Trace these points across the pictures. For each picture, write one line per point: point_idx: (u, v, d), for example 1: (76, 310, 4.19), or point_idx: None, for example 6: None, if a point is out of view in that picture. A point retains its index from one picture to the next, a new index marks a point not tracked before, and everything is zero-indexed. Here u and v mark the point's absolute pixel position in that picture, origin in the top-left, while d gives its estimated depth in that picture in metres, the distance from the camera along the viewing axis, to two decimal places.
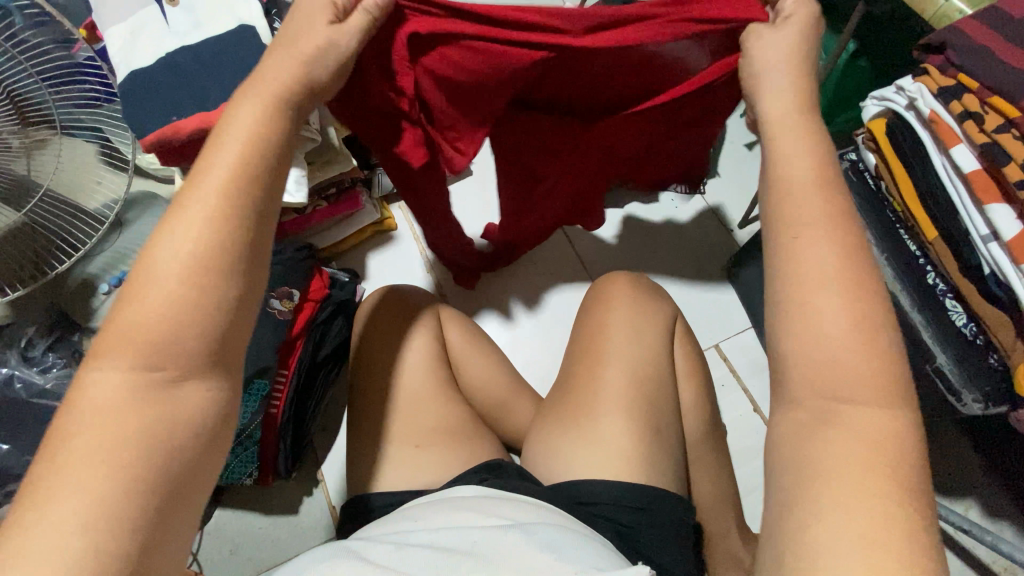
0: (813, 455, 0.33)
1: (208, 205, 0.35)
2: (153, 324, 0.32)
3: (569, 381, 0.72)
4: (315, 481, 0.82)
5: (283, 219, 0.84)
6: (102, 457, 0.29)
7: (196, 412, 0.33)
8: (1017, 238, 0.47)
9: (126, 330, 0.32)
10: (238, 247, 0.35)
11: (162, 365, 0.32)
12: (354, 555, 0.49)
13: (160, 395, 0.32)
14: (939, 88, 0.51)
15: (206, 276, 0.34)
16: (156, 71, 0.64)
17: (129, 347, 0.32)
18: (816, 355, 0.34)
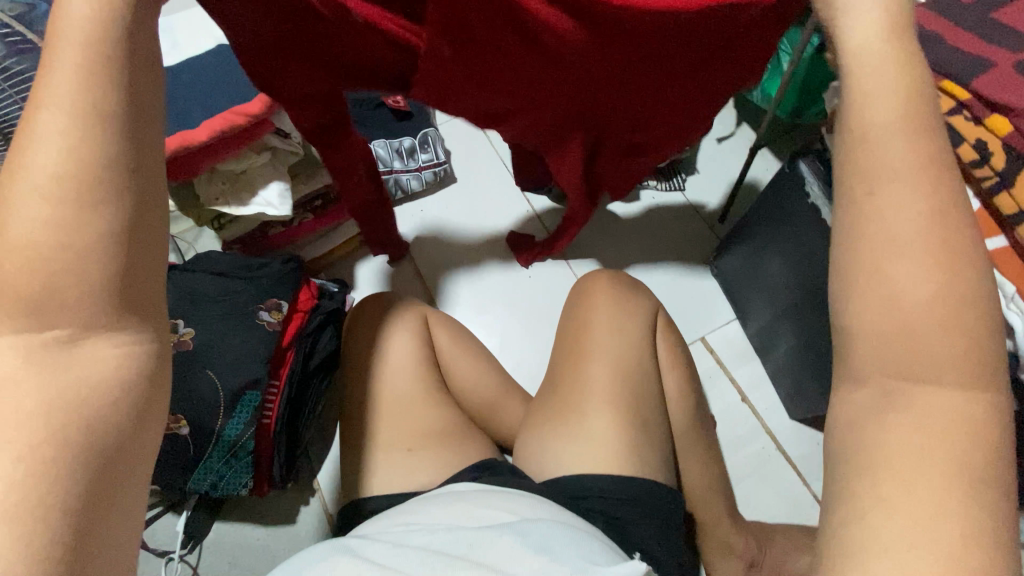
0: (878, 442, 0.29)
1: (99, 162, 0.29)
2: (20, 274, 0.27)
3: (556, 378, 0.73)
4: (311, 490, 0.83)
5: (271, 232, 0.86)
6: (12, 438, 0.26)
7: (100, 372, 0.29)
8: (976, 214, 0.49)
9: (27, 303, 0.27)
10: (111, 180, 0.29)
11: (53, 323, 0.28)
12: (350, 555, 0.50)
13: (55, 359, 0.28)
14: None
15: (67, 207, 0.28)
16: None
17: (7, 308, 0.27)
18: (891, 323, 0.29)
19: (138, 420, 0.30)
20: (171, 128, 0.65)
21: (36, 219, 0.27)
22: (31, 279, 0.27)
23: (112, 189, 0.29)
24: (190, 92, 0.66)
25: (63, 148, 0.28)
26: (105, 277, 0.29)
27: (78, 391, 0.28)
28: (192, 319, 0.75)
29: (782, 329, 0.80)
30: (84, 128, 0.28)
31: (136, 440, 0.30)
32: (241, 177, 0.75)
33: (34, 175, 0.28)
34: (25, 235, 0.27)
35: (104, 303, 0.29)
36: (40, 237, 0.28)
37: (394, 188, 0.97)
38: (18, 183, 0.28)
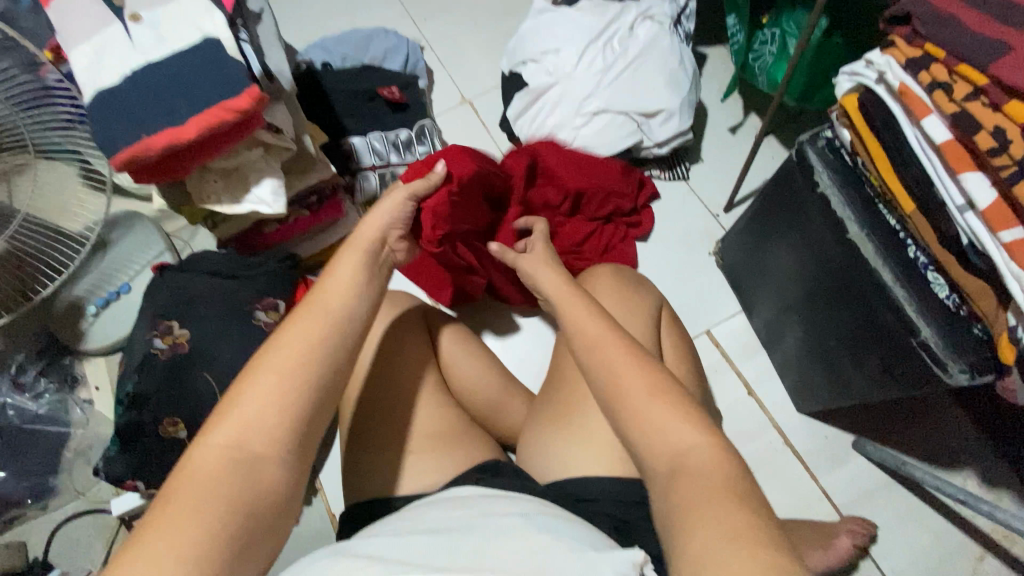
0: (674, 489, 0.42)
1: (323, 342, 0.43)
2: (259, 401, 0.40)
3: (559, 376, 0.71)
4: (314, 489, 0.83)
5: (266, 229, 0.85)
6: (206, 502, 0.37)
7: (276, 478, 0.40)
8: (991, 207, 0.47)
9: (255, 418, 0.40)
10: (322, 355, 0.43)
11: (262, 435, 0.40)
12: (344, 552, 0.48)
13: (258, 456, 0.40)
14: (907, 59, 0.51)
15: (296, 369, 0.42)
16: (123, 90, 0.63)
17: (242, 419, 0.40)
18: (643, 429, 0.46)
19: (276, 523, 0.40)
20: (159, 125, 0.62)
21: (274, 374, 0.41)
22: (269, 403, 0.41)
23: (316, 364, 0.42)
24: (175, 85, 0.63)
25: (306, 341, 0.43)
26: (301, 424, 0.41)
27: (249, 493, 0.38)
28: (187, 321, 0.74)
29: (789, 322, 0.79)
30: None
31: (268, 535, 0.39)
32: (234, 172, 0.73)
33: (284, 350, 0.42)
34: (271, 388, 0.41)
35: (293, 445, 0.41)
36: (276, 390, 0.41)
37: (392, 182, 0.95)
38: (274, 347, 0.43)
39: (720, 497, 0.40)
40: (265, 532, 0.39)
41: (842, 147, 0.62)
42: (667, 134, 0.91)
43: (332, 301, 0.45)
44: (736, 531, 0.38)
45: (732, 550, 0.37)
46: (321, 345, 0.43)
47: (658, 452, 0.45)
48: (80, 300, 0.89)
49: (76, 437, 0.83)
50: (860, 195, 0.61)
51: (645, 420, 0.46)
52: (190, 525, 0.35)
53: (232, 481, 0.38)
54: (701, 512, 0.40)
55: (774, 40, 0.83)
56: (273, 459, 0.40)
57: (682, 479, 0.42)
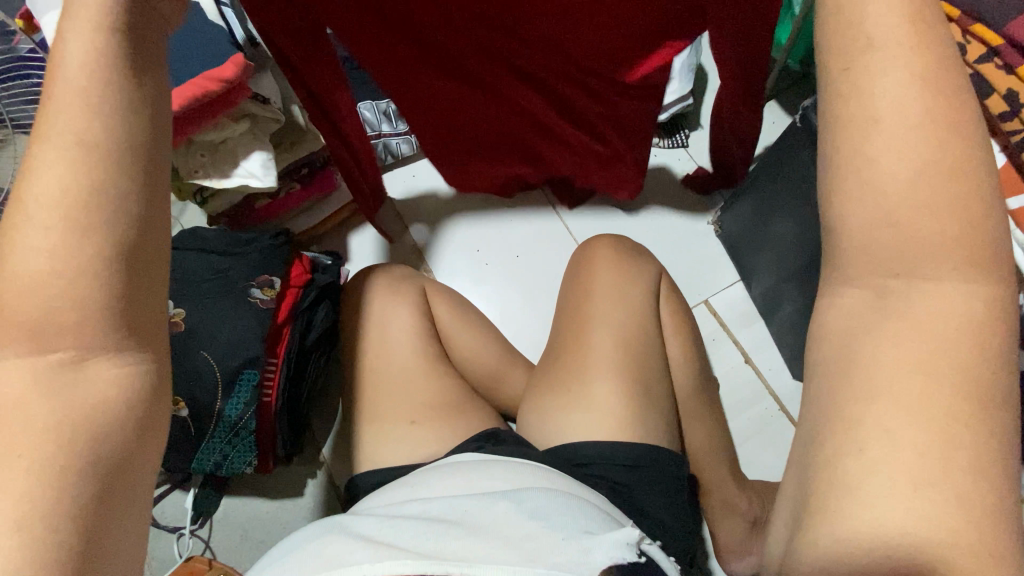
0: (868, 351, 0.29)
1: (92, 180, 0.31)
2: (25, 290, 0.29)
3: (558, 347, 0.71)
4: (318, 462, 0.83)
5: (258, 204, 0.82)
6: (17, 447, 0.28)
7: (110, 390, 0.31)
8: (1004, 170, 0.46)
9: (26, 322, 0.29)
10: (114, 202, 0.31)
11: (58, 347, 0.30)
12: (345, 532, 0.50)
13: (66, 375, 0.30)
14: None
15: (79, 215, 0.30)
16: None
17: (12, 332, 0.29)
18: (884, 238, 0.29)
19: (145, 439, 0.32)
20: None
21: (32, 252, 0.30)
22: (31, 303, 0.29)
23: (98, 211, 0.31)
24: None
25: (61, 197, 0.30)
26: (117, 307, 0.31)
27: (78, 396, 0.30)
28: (182, 299, 0.73)
29: (788, 290, 0.78)
30: (86, 159, 0.31)
31: (143, 451, 0.32)
32: (220, 146, 0.71)
33: (35, 218, 0.30)
34: (37, 273, 0.30)
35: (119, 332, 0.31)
36: (50, 275, 0.30)
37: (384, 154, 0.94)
38: (22, 217, 0.30)
39: (953, 364, 0.27)
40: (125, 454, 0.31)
41: None
42: (667, 99, 0.88)
43: (68, 115, 0.31)
44: (940, 407, 0.27)
45: (926, 447, 0.26)
46: (93, 182, 0.31)
47: (891, 262, 0.29)
48: None
49: None
50: None
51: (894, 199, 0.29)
52: (4, 459, 0.28)
53: (44, 399, 0.29)
54: (910, 346, 0.28)
55: None
56: (99, 358, 0.31)
57: (899, 334, 0.28)
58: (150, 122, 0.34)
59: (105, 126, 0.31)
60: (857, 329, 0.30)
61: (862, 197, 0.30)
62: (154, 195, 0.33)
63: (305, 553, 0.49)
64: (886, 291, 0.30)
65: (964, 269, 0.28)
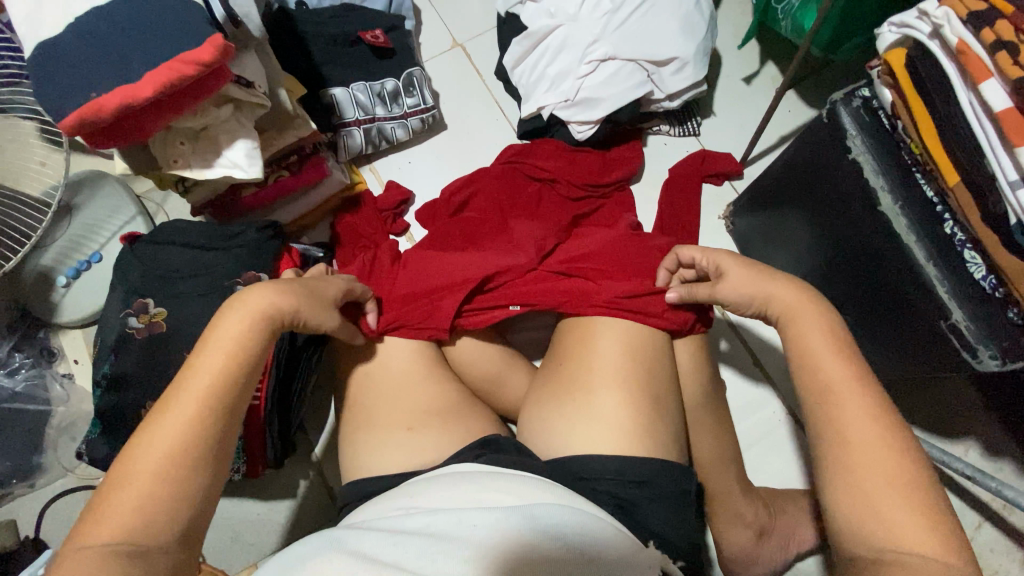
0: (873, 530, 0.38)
1: (212, 416, 0.43)
2: (132, 499, 0.38)
3: (561, 352, 0.68)
4: (310, 463, 0.81)
5: (244, 193, 0.78)
6: None
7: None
8: None
9: (124, 522, 0.37)
10: (210, 445, 0.42)
11: (132, 544, 0.37)
12: (341, 547, 0.45)
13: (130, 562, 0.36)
14: (968, 12, 0.45)
15: (186, 457, 0.41)
16: (65, 40, 0.55)
17: (102, 525, 0.37)
18: (871, 509, 0.39)
19: None
20: (107, 80, 0.54)
21: (142, 468, 0.39)
22: (134, 506, 0.38)
23: (195, 454, 0.41)
24: (125, 34, 0.55)
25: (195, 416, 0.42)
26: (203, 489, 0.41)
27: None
28: (164, 297, 0.69)
29: None
30: (220, 394, 0.44)
31: None
32: (201, 133, 0.66)
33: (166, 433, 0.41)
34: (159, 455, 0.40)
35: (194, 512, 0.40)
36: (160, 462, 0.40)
37: (378, 138, 0.90)
38: (138, 446, 0.40)
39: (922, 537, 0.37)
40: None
41: (880, 107, 0.56)
42: (679, 86, 0.83)
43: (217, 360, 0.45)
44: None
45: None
46: (207, 425, 0.42)
47: (866, 510, 0.39)
48: (50, 270, 0.83)
49: (58, 414, 0.79)
50: (896, 162, 0.55)
51: (857, 437, 0.41)
52: None
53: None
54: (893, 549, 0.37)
55: None
56: (160, 556, 0.38)
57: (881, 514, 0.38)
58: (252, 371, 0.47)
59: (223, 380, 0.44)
60: (854, 538, 0.39)
61: (849, 460, 0.41)
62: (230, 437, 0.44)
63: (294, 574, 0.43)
64: (873, 531, 0.38)
65: (927, 522, 0.37)
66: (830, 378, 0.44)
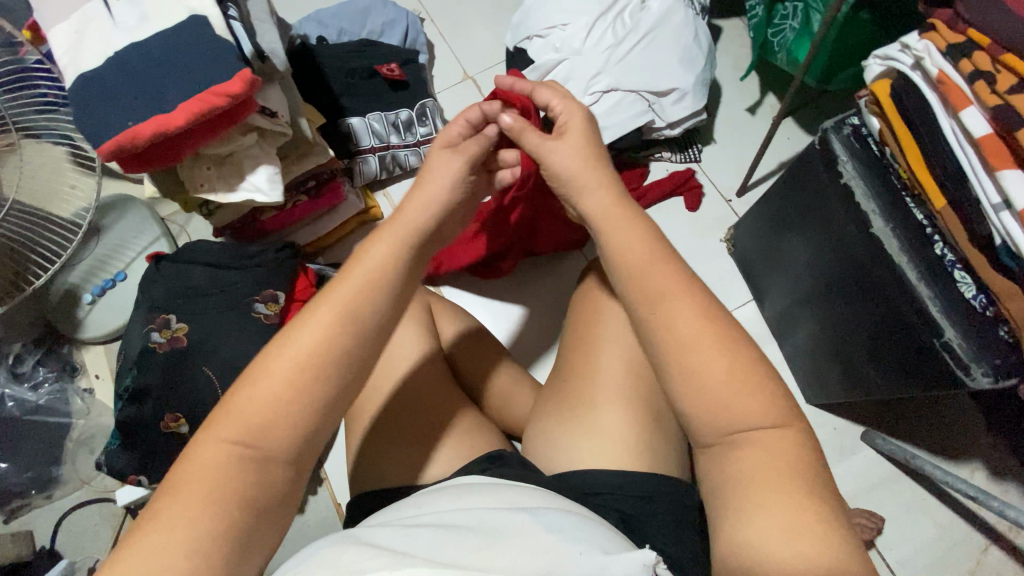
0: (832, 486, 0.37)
1: (348, 343, 0.40)
2: (259, 403, 0.37)
3: (565, 369, 0.69)
4: (319, 479, 0.82)
5: (263, 216, 0.81)
6: (198, 506, 0.34)
7: (274, 488, 0.37)
8: None
9: (251, 424, 0.37)
10: (342, 363, 0.39)
11: (254, 442, 0.37)
12: (355, 540, 0.45)
13: (253, 469, 0.36)
14: (947, 45, 0.48)
15: (313, 373, 0.38)
16: (106, 73, 0.59)
17: (240, 419, 0.37)
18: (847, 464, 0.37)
19: (278, 516, 0.38)
20: (144, 110, 0.58)
21: (277, 376, 0.38)
22: (273, 417, 0.37)
23: (335, 366, 0.39)
24: (162, 69, 0.60)
25: (297, 367, 0.38)
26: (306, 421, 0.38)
27: (249, 488, 0.36)
28: (184, 314, 0.72)
29: (801, 314, 0.76)
30: (357, 323, 0.40)
31: (264, 543, 0.37)
32: (227, 159, 0.70)
33: (263, 379, 0.38)
34: (255, 397, 0.37)
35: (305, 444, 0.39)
36: (261, 406, 0.37)
37: (392, 164, 0.93)
38: (285, 346, 0.39)
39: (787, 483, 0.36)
40: (264, 524, 0.37)
41: (868, 135, 0.59)
42: (679, 115, 0.87)
43: (366, 278, 0.42)
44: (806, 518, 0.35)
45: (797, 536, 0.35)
46: (346, 343, 0.40)
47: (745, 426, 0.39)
48: (75, 288, 0.87)
49: (77, 426, 0.82)
50: (886, 188, 0.58)
51: (719, 374, 0.39)
52: (183, 516, 0.34)
53: (227, 484, 0.35)
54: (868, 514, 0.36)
55: (797, 14, 0.78)
56: (279, 466, 0.38)
57: None
58: (388, 297, 0.43)
59: (371, 286, 0.42)
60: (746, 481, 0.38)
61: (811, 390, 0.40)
62: (363, 362, 0.41)
63: (308, 566, 0.43)
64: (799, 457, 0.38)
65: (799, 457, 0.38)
66: (682, 331, 0.41)
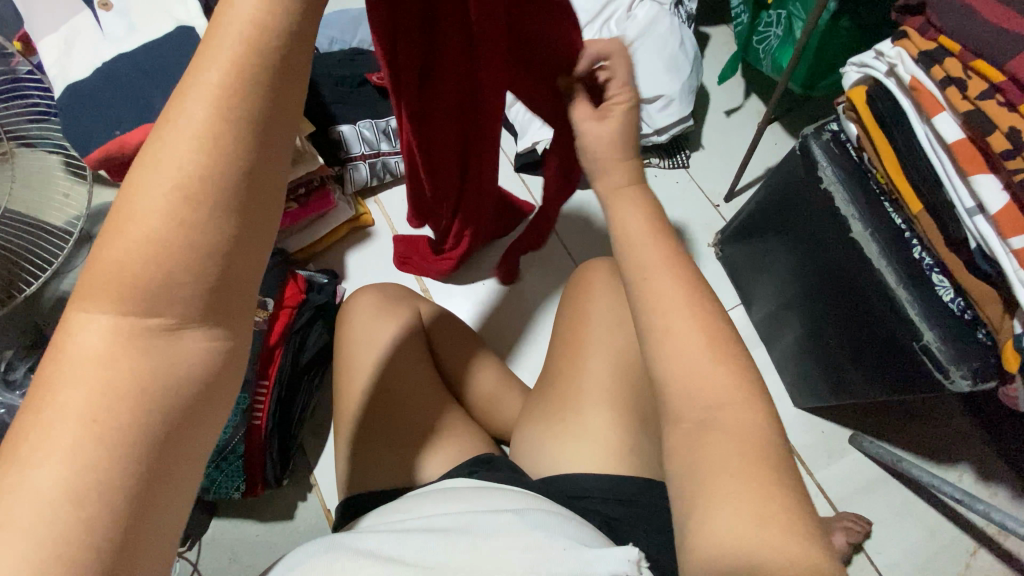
0: None
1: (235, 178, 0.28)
2: (135, 256, 0.27)
3: (552, 373, 0.70)
4: (309, 485, 0.83)
5: None
6: (87, 412, 0.26)
7: (193, 366, 0.29)
8: (1002, 212, 0.44)
9: (133, 288, 0.27)
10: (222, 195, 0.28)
11: (156, 311, 0.28)
12: (340, 548, 0.45)
13: (155, 345, 0.28)
14: (919, 52, 0.49)
15: (193, 212, 0.27)
16: (93, 84, 0.60)
17: (114, 285, 0.27)
18: None
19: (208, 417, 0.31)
20: (130, 118, 0.59)
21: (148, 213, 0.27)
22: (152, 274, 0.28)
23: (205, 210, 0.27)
24: (149, 79, 0.60)
25: (169, 211, 0.27)
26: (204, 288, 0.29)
27: (159, 376, 0.28)
28: None
29: (788, 317, 0.76)
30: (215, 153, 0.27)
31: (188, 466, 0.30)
32: None
33: (133, 233, 0.27)
34: (124, 259, 0.27)
35: (208, 303, 0.29)
36: (138, 269, 0.27)
37: (383, 171, 0.95)
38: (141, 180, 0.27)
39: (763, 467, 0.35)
40: (184, 427, 0.29)
41: (847, 140, 0.60)
42: (666, 121, 0.88)
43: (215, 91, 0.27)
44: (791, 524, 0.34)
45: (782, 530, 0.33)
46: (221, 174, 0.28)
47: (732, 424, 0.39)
48: (68, 295, 0.88)
49: None
50: (865, 192, 0.58)
51: None
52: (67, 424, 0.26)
53: (124, 368, 0.27)
54: None
55: (780, 21, 0.79)
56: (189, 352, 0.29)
57: None
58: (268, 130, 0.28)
59: (223, 109, 0.27)
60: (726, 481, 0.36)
61: None
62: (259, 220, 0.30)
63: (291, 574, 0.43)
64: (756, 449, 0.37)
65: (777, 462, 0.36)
66: None
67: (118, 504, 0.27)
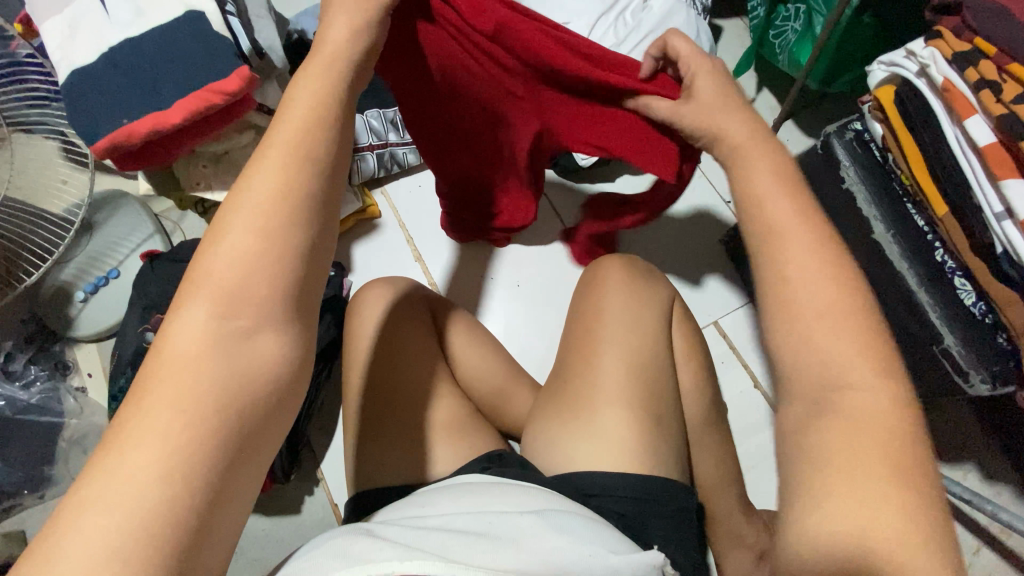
0: None
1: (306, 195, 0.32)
2: (226, 272, 0.30)
3: (565, 370, 0.69)
4: (315, 479, 0.82)
5: None
6: (173, 414, 0.27)
7: (270, 366, 0.30)
8: None
9: (224, 295, 0.30)
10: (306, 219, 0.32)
11: (236, 315, 0.30)
12: (364, 534, 0.44)
13: (234, 348, 0.30)
14: (953, 53, 0.48)
15: (275, 224, 0.31)
16: (99, 70, 0.58)
17: (208, 294, 0.30)
18: None
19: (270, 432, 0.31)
20: (137, 106, 0.57)
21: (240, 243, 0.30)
22: (246, 290, 0.30)
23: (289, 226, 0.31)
24: (158, 65, 0.58)
25: (262, 219, 0.31)
26: (288, 296, 0.31)
27: (240, 375, 0.29)
28: None
29: None
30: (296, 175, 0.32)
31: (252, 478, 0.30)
32: (223, 157, 0.70)
33: (228, 249, 0.30)
34: (223, 269, 0.30)
35: (282, 311, 0.31)
36: (234, 280, 0.30)
37: (390, 162, 0.93)
38: (234, 210, 0.31)
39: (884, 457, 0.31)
40: (254, 440, 0.30)
41: (871, 140, 0.59)
42: None
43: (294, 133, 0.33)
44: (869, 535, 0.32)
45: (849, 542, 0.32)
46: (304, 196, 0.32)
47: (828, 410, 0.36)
48: (68, 285, 0.86)
49: (70, 426, 0.79)
50: (888, 192, 0.58)
51: None
52: (155, 423, 0.27)
53: (214, 371, 0.29)
54: None
55: (799, 16, 0.78)
56: (268, 361, 0.30)
57: None
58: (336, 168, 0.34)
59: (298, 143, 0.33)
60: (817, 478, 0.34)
61: None
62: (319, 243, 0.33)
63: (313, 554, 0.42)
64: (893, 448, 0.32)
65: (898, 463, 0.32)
66: None
67: (195, 512, 0.27)
